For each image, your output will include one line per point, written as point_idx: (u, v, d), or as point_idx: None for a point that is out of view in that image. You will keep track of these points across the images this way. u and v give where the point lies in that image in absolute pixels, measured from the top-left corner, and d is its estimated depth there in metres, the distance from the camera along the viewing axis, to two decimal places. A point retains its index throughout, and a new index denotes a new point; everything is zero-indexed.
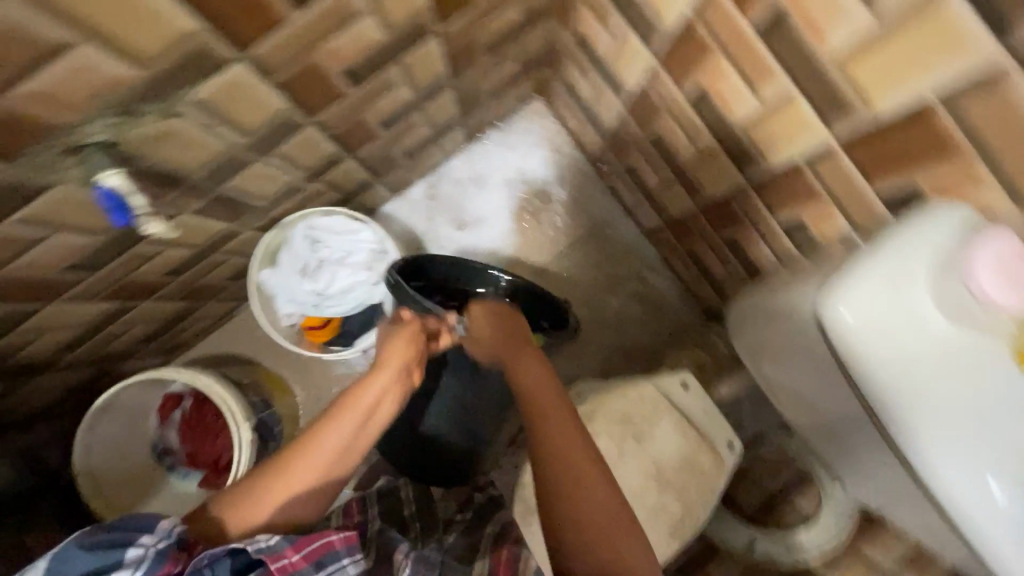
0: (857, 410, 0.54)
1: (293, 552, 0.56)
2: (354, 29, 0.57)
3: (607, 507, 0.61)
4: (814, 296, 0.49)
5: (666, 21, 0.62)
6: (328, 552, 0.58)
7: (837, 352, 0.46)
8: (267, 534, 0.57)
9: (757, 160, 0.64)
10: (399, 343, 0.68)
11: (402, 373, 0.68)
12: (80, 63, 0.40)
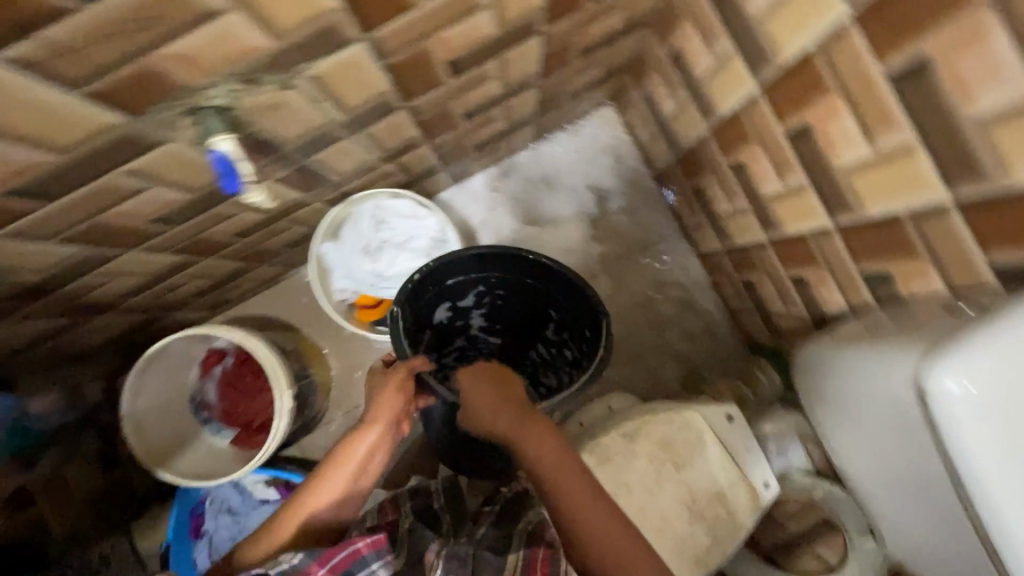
0: (933, 473, 0.53)
1: (318, 566, 0.63)
2: (471, 23, 0.57)
3: (618, 552, 0.62)
4: (919, 359, 0.47)
5: (782, 53, 0.61)
6: (355, 561, 0.64)
7: (937, 421, 0.45)
8: (290, 555, 0.64)
9: (852, 206, 0.63)
10: (382, 401, 0.74)
11: (392, 420, 0.74)
12: (226, 30, 0.40)
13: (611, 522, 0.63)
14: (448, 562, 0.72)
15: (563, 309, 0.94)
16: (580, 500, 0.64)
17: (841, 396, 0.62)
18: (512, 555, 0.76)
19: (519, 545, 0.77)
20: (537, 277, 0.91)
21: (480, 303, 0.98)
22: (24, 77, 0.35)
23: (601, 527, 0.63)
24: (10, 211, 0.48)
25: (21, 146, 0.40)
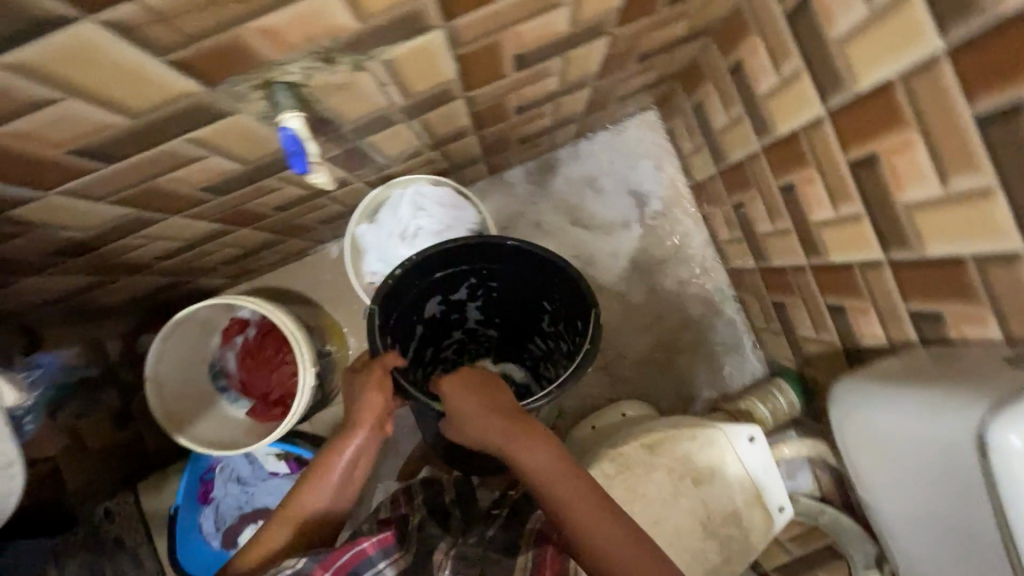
0: (979, 525, 0.53)
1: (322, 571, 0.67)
2: (547, 19, 0.56)
3: (623, 562, 0.61)
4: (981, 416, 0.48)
5: (859, 81, 0.59)
6: (362, 560, 0.70)
7: (1005, 474, 0.46)
8: (295, 560, 0.68)
9: (909, 242, 0.62)
10: (361, 405, 0.74)
11: (375, 422, 0.75)
12: (317, 7, 0.39)
13: (608, 526, 0.63)
14: (456, 563, 0.73)
15: (556, 301, 0.90)
16: (576, 506, 0.64)
17: (874, 435, 0.61)
18: (520, 555, 0.76)
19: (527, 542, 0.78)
20: (527, 267, 0.87)
21: (474, 295, 0.95)
22: (114, 38, 0.34)
23: (597, 533, 0.63)
24: (74, 170, 0.47)
25: (97, 106, 0.39)
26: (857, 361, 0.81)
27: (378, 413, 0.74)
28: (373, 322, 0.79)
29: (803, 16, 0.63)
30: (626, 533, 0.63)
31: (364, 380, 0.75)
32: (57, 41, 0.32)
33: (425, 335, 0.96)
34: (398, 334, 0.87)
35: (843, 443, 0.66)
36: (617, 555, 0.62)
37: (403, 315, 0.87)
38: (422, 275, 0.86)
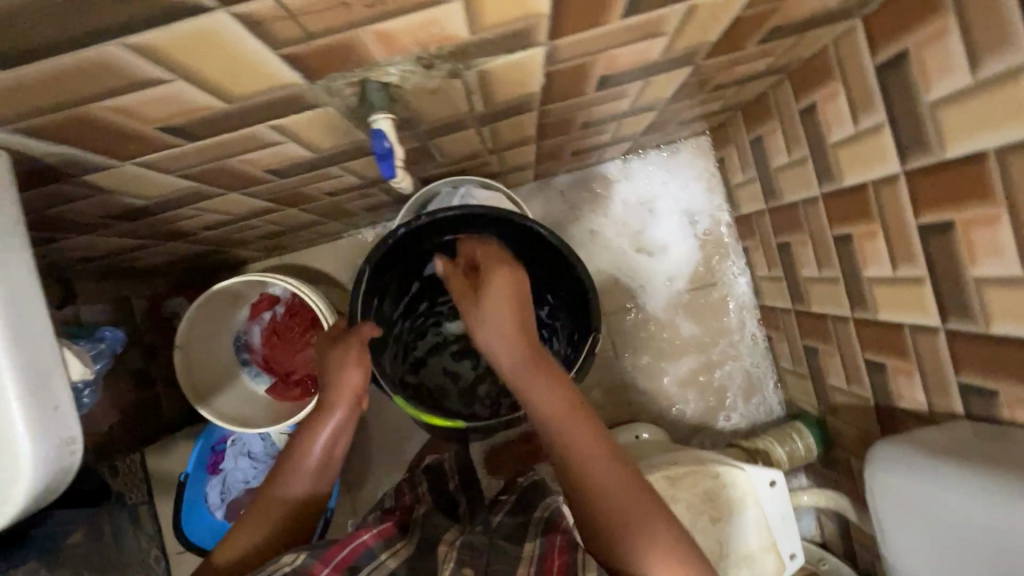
0: None
1: (323, 566, 0.59)
2: (644, 45, 0.54)
3: (631, 512, 0.58)
4: None
5: (948, 148, 0.58)
6: (362, 554, 0.63)
7: None
8: (290, 557, 0.60)
9: (972, 315, 0.61)
10: (339, 379, 0.73)
11: (354, 397, 0.74)
12: (437, 17, 0.38)
13: (605, 463, 0.60)
14: (461, 553, 0.64)
15: (560, 295, 0.91)
16: (576, 440, 0.62)
17: (909, 500, 0.61)
18: (529, 544, 0.66)
19: (537, 533, 0.67)
20: (542, 255, 0.88)
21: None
22: (238, 30, 0.33)
23: (594, 471, 0.60)
24: (158, 145, 0.46)
25: (201, 90, 0.39)
26: (889, 420, 0.80)
27: (361, 385, 0.74)
28: (362, 277, 0.81)
29: (895, 73, 0.62)
30: (619, 463, 0.61)
31: (344, 354, 0.75)
32: (185, 28, 0.31)
33: (420, 296, 0.95)
34: (386, 286, 0.88)
35: (872, 502, 0.66)
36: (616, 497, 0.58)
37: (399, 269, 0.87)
38: (430, 234, 0.86)
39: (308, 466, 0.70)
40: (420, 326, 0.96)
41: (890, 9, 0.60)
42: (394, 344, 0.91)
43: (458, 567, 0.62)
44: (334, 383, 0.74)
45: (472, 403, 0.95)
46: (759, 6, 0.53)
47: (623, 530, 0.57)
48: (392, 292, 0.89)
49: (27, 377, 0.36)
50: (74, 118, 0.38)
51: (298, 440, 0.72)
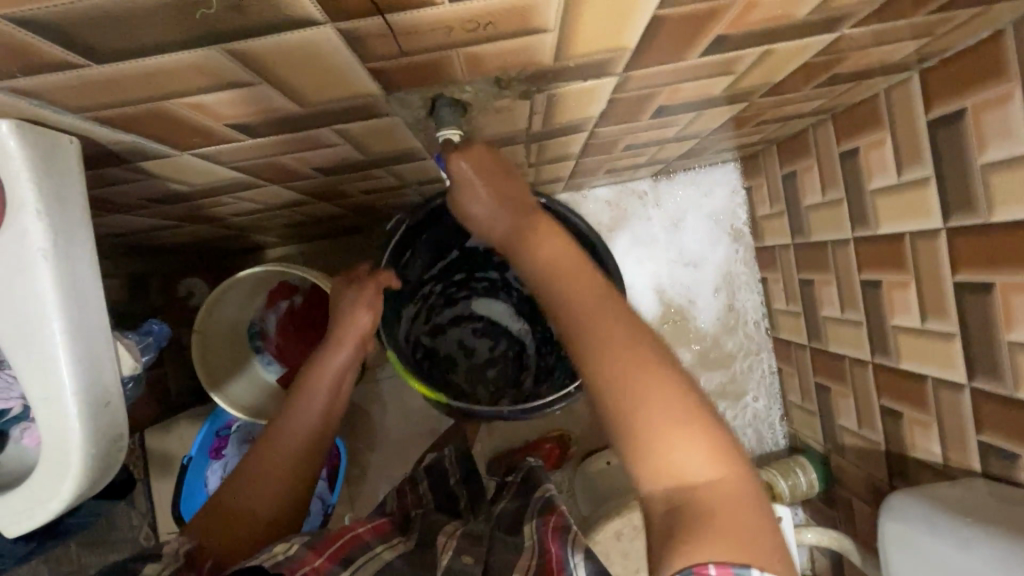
0: None
1: (317, 556, 0.53)
2: (709, 82, 0.54)
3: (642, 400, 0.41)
4: None
5: (995, 212, 0.59)
6: (354, 548, 0.57)
7: None
8: (281, 547, 0.53)
9: (1000, 377, 0.62)
10: (348, 321, 0.70)
11: (362, 339, 0.71)
12: (529, 44, 0.37)
13: (614, 324, 0.44)
14: (460, 542, 0.62)
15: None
16: (577, 296, 0.46)
17: (921, 555, 0.61)
18: (525, 528, 0.65)
19: (532, 516, 0.66)
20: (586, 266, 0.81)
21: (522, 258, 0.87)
22: (339, 44, 0.32)
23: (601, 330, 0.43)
24: (221, 141, 0.45)
25: (280, 94, 0.38)
26: (900, 467, 0.81)
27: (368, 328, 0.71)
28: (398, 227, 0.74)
29: (948, 130, 0.62)
30: (623, 330, 0.44)
31: (356, 297, 0.72)
32: (289, 39, 0.31)
33: (455, 265, 0.88)
34: (422, 245, 0.81)
35: (883, 550, 0.67)
36: (628, 361, 0.42)
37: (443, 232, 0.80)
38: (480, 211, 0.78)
39: (307, 410, 0.66)
40: (447, 292, 0.91)
41: (950, 69, 0.61)
42: (416, 305, 0.86)
43: (456, 556, 0.59)
44: (341, 324, 0.70)
45: (476, 384, 0.92)
46: (828, 54, 0.53)
47: (621, 419, 0.42)
48: (427, 254, 0.82)
49: (84, 373, 0.36)
50: (151, 112, 0.37)
51: (298, 383, 0.68)
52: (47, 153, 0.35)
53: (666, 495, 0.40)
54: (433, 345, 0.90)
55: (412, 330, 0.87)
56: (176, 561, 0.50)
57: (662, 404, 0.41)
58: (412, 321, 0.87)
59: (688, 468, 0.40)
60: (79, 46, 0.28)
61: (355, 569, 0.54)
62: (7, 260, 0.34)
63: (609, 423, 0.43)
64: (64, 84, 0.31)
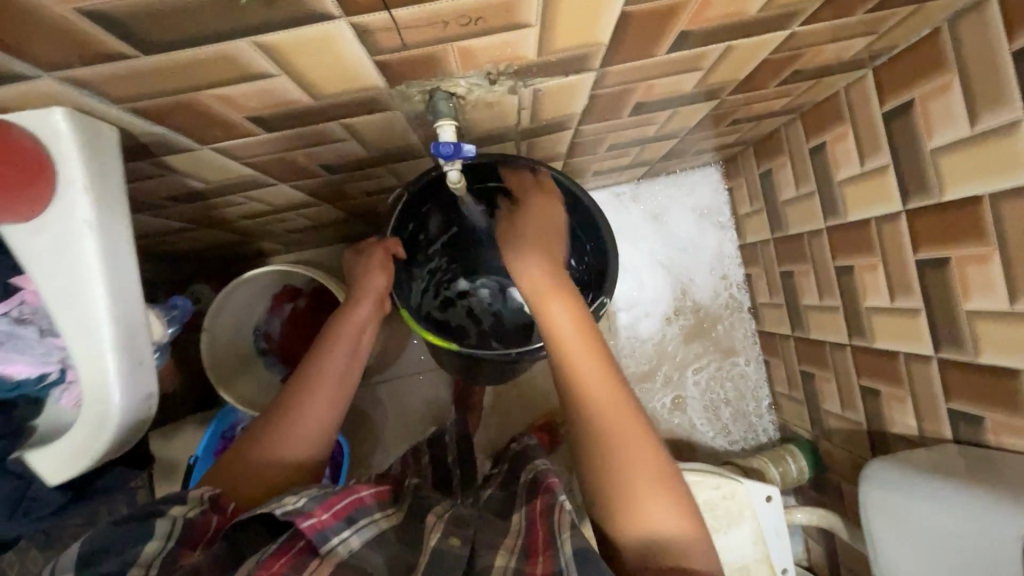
0: None
1: (323, 510, 0.55)
2: (679, 78, 0.60)
3: (630, 460, 0.55)
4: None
5: (947, 191, 0.64)
6: (358, 508, 0.58)
7: None
8: (292, 497, 0.55)
9: (963, 345, 0.66)
10: (364, 281, 0.76)
11: (380, 298, 0.77)
12: (515, 39, 0.43)
13: (606, 387, 0.58)
14: (449, 525, 0.60)
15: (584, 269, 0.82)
16: (578, 359, 0.60)
17: (897, 515, 0.65)
18: (517, 513, 0.66)
19: (523, 501, 0.68)
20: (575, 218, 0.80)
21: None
22: (350, 38, 0.37)
23: (595, 394, 0.58)
24: (238, 134, 0.50)
25: (297, 86, 0.43)
26: (882, 444, 0.84)
27: (383, 285, 0.77)
28: (398, 200, 0.75)
29: (901, 121, 0.68)
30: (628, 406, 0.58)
31: (369, 259, 0.76)
32: (306, 33, 0.36)
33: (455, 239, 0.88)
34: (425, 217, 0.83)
35: (866, 518, 0.70)
36: (611, 414, 0.57)
37: (444, 204, 0.81)
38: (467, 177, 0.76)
39: (334, 359, 0.72)
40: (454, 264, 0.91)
41: (899, 64, 0.67)
42: (424, 278, 0.88)
43: (444, 537, 0.58)
44: (360, 282, 0.76)
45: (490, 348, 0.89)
46: (786, 51, 0.59)
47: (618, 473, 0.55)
48: (432, 226, 0.85)
49: (124, 335, 0.41)
50: (182, 103, 0.42)
51: (325, 336, 0.74)
52: (93, 138, 0.39)
53: (641, 537, 0.53)
54: (444, 318, 0.90)
55: (422, 303, 0.88)
56: (201, 503, 0.57)
57: (641, 468, 0.55)
58: (423, 293, 0.88)
59: (658, 517, 0.53)
60: (132, 38, 0.33)
61: (358, 529, 0.56)
62: (55, 231, 0.39)
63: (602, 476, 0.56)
64: (112, 74, 0.36)
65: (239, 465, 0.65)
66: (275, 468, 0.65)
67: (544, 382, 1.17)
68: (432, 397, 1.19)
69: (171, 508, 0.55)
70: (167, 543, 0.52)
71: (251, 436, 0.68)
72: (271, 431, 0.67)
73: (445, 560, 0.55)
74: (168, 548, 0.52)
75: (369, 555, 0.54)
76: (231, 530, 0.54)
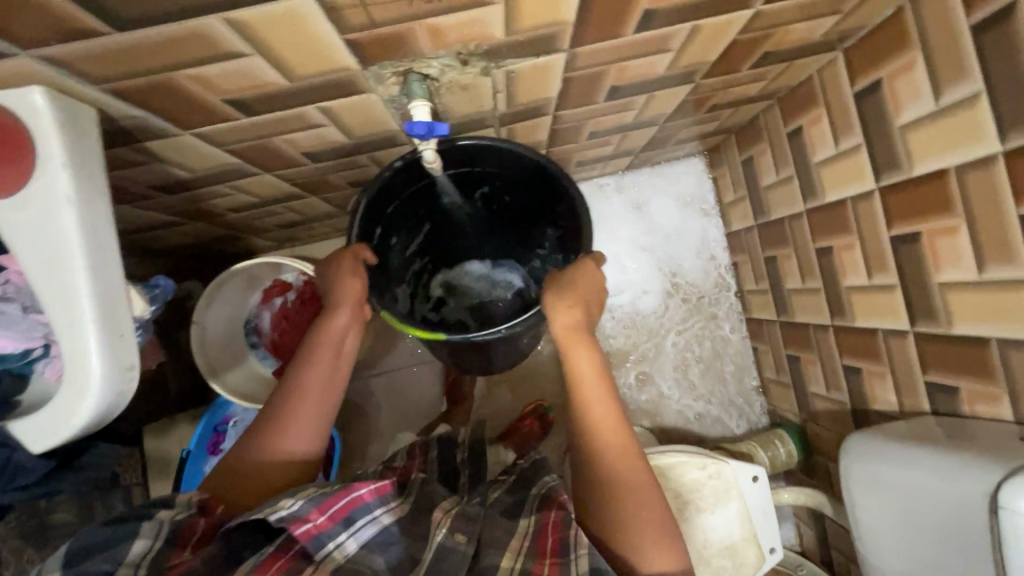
0: None
1: (319, 514, 0.54)
2: (651, 60, 0.61)
3: (633, 508, 0.59)
4: (995, 469, 0.53)
5: (915, 166, 0.65)
6: (357, 508, 0.56)
7: (1004, 531, 0.50)
8: (288, 499, 0.54)
9: (936, 318, 0.68)
10: (338, 289, 0.72)
11: (357, 303, 0.72)
12: (482, 17, 0.44)
13: (621, 442, 0.62)
14: (456, 521, 0.59)
15: (562, 229, 0.82)
16: (592, 403, 0.64)
17: (876, 485, 0.66)
18: (524, 520, 0.63)
19: (531, 509, 0.64)
20: (540, 186, 0.79)
21: (486, 202, 0.86)
22: (319, 15, 0.39)
23: (606, 443, 0.62)
24: (217, 118, 0.52)
25: (270, 66, 0.44)
26: (866, 423, 0.85)
27: (360, 291, 0.72)
28: (357, 209, 0.72)
29: (872, 100, 0.70)
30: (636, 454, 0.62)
31: (337, 265, 0.72)
32: (275, 9, 0.37)
33: (429, 237, 0.89)
34: (394, 221, 0.81)
35: (847, 490, 0.70)
36: (622, 469, 0.61)
37: (410, 200, 0.80)
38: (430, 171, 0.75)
39: (316, 371, 0.68)
40: (435, 261, 0.92)
41: (866, 44, 0.69)
42: (408, 281, 0.88)
43: (450, 532, 0.58)
44: (336, 289, 0.72)
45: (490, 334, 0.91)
46: (754, 30, 0.60)
47: (621, 517, 0.59)
48: (405, 229, 0.83)
49: (104, 309, 0.42)
50: (160, 84, 0.43)
51: (307, 347, 0.70)
52: (72, 116, 0.41)
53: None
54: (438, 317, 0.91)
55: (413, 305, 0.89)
56: (189, 508, 0.57)
57: (643, 512, 0.59)
58: (411, 296, 0.89)
59: (655, 559, 0.57)
60: (105, 14, 0.35)
61: (355, 531, 0.55)
62: (37, 205, 0.40)
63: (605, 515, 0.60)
64: (89, 53, 0.38)
65: (226, 482, 0.63)
66: (265, 483, 0.64)
67: (535, 373, 1.18)
68: (424, 390, 1.20)
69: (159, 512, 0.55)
70: (156, 540, 0.53)
71: (236, 452, 0.66)
72: (255, 453, 0.64)
73: (452, 561, 0.55)
74: (156, 547, 0.52)
75: (369, 557, 0.54)
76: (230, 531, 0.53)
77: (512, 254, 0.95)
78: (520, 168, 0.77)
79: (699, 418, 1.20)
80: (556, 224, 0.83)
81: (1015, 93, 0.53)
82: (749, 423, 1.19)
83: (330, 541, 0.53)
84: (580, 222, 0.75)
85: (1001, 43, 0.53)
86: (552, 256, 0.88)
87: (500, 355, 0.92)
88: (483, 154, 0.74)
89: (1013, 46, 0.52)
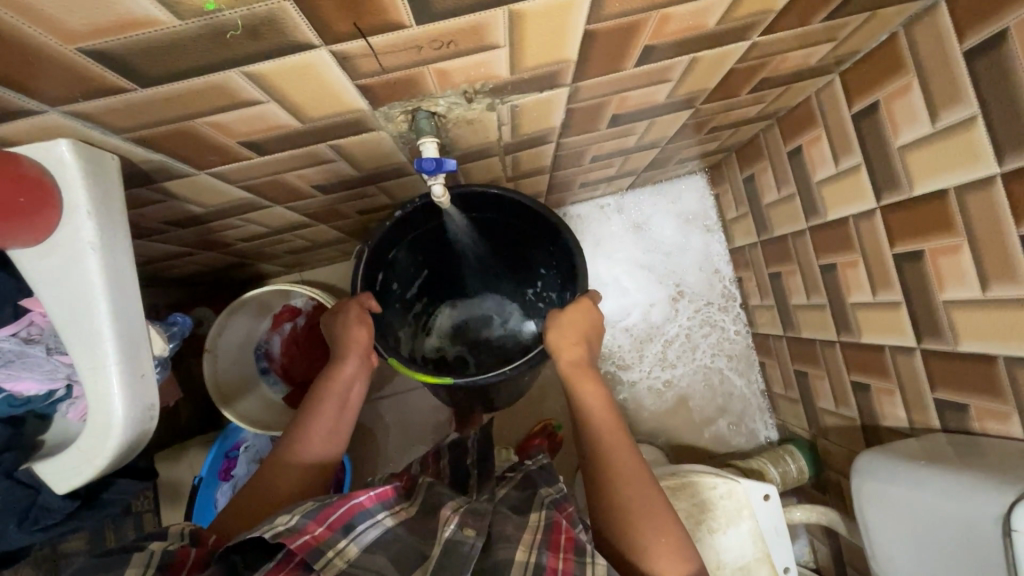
0: None
1: (317, 525, 0.53)
2: (651, 90, 0.63)
3: (647, 537, 0.58)
4: (1010, 488, 0.53)
5: (915, 187, 0.66)
6: (357, 514, 0.56)
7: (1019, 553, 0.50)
8: (285, 516, 0.53)
9: (942, 335, 0.68)
10: (346, 337, 0.73)
11: (363, 351, 0.73)
12: (486, 59, 0.46)
13: (632, 466, 0.62)
14: (464, 518, 0.57)
15: (557, 267, 0.83)
16: (606, 432, 0.65)
17: (888, 503, 0.66)
18: (534, 514, 0.61)
19: (542, 505, 0.63)
20: (535, 229, 0.80)
21: (483, 244, 0.88)
22: (332, 63, 0.41)
23: (616, 466, 0.62)
24: (232, 159, 0.53)
25: (283, 109, 0.46)
26: (876, 440, 0.85)
27: (365, 342, 0.73)
28: (360, 258, 0.74)
29: (870, 123, 0.71)
30: (645, 477, 0.62)
31: (344, 316, 0.74)
32: (291, 60, 0.39)
33: (429, 280, 0.90)
34: (395, 266, 0.82)
35: (860, 508, 0.70)
36: (637, 496, 0.60)
37: (410, 246, 0.81)
38: (431, 216, 0.77)
39: (322, 418, 0.69)
40: (434, 302, 0.95)
41: (862, 68, 0.70)
42: (409, 323, 0.89)
43: (459, 528, 0.56)
44: (342, 338, 0.73)
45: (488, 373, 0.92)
46: (751, 59, 0.62)
47: (634, 543, 0.58)
48: (406, 273, 0.85)
49: (127, 354, 0.43)
50: (177, 130, 0.45)
51: (314, 394, 0.71)
52: (97, 167, 0.42)
53: None
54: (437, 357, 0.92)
55: (414, 348, 0.90)
56: (181, 539, 0.56)
57: (655, 538, 0.58)
58: (411, 338, 0.90)
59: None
60: (129, 73, 0.36)
61: (356, 536, 0.54)
62: (62, 255, 0.41)
63: (620, 544, 0.59)
64: (112, 106, 0.40)
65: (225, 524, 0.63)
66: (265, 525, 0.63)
67: (543, 393, 1.19)
68: (432, 412, 1.21)
69: (151, 544, 0.54)
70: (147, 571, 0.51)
71: (237, 495, 0.65)
72: (258, 497, 0.64)
73: (459, 556, 0.53)
74: None
75: (370, 556, 0.53)
76: (228, 551, 0.53)
77: (511, 290, 0.96)
78: (515, 211, 0.78)
79: (672, 387, 1.20)
80: (551, 261, 0.84)
81: (1010, 117, 0.54)
82: (746, 404, 1.20)
83: (330, 549, 0.52)
84: (576, 260, 0.76)
85: (995, 68, 0.54)
86: (547, 292, 0.89)
87: (503, 391, 0.93)
88: (483, 200, 0.76)
89: (1006, 71, 0.53)
